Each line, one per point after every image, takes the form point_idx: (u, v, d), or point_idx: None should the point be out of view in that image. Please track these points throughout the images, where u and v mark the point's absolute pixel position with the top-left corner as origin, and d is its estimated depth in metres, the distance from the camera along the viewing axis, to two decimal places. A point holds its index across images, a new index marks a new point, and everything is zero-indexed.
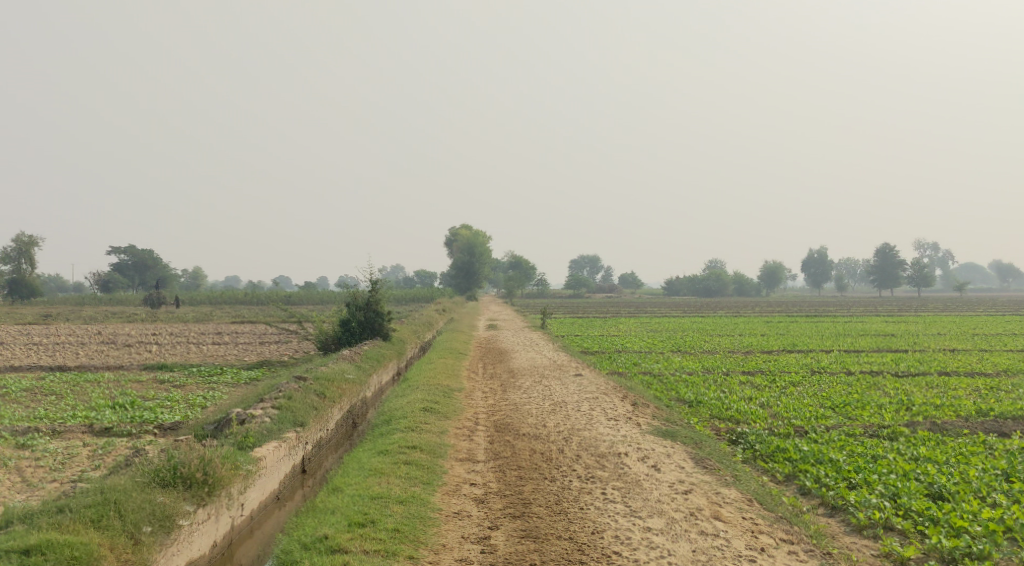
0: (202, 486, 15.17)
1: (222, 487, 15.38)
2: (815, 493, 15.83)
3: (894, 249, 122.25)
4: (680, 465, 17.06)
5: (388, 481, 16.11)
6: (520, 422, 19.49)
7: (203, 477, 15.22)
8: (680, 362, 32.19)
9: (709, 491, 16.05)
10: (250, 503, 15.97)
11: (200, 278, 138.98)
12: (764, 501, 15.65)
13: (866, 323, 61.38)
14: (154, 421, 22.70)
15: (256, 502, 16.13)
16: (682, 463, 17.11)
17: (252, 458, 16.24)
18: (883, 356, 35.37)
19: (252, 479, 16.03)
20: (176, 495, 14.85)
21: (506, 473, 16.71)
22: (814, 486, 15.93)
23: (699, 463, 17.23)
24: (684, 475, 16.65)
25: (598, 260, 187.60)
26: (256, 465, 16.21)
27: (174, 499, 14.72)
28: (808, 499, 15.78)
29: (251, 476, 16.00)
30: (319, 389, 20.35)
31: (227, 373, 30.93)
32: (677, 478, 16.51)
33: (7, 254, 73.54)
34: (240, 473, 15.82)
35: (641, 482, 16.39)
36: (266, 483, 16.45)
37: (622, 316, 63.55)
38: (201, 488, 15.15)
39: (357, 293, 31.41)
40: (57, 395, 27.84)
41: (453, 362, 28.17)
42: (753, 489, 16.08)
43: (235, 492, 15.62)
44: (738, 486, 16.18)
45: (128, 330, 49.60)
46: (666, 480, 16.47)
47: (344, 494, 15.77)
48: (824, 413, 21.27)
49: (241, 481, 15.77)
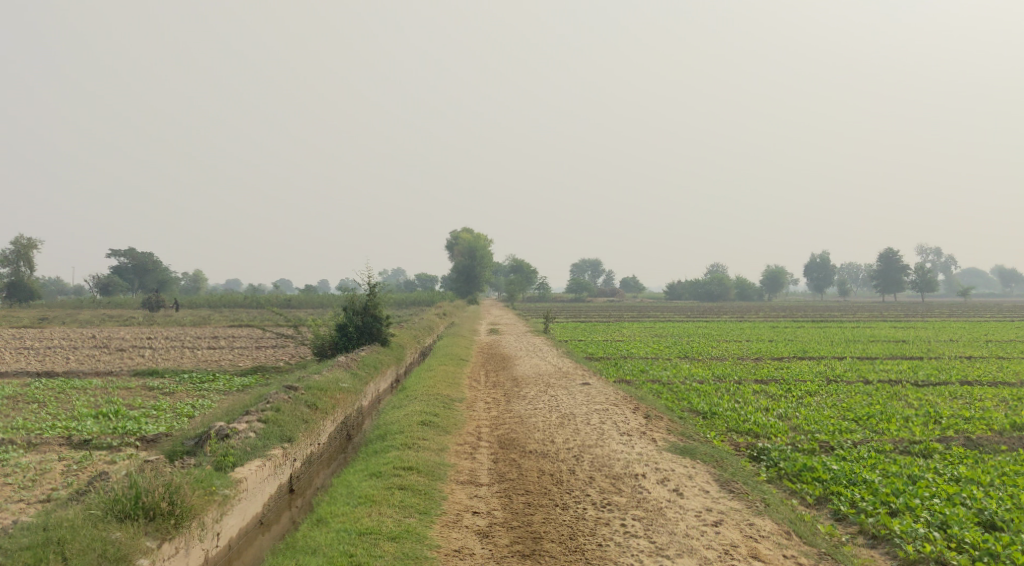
0: (169, 517, 13.92)
1: (193, 516, 14.11)
2: (853, 520, 14.60)
3: (896, 253, 120.76)
4: (704, 489, 15.76)
5: (379, 513, 14.79)
6: (527, 438, 18.16)
7: (168, 507, 13.94)
8: (688, 369, 30.92)
9: (741, 522, 14.73)
10: (228, 531, 14.68)
11: (201, 282, 137.50)
12: (801, 534, 14.36)
13: (874, 328, 59.94)
14: (137, 433, 21.42)
15: (235, 529, 14.84)
16: (705, 486, 15.84)
17: (230, 480, 14.97)
18: (900, 363, 34.02)
19: (230, 504, 14.75)
20: (136, 529, 13.64)
21: (512, 499, 15.41)
22: (851, 512, 14.68)
23: (725, 486, 15.91)
24: (711, 502, 15.34)
25: (599, 263, 186.13)
26: (234, 489, 14.95)
27: (133, 536, 13.52)
28: (846, 527, 14.54)
29: (228, 502, 14.73)
30: (310, 399, 19.07)
31: (219, 379, 29.64)
32: (703, 507, 15.20)
33: (5, 256, 72.27)
34: (215, 498, 14.55)
35: (665, 511, 15.07)
36: (247, 507, 15.15)
37: (626, 321, 62.26)
38: (167, 520, 13.90)
39: (354, 297, 30.13)
40: (40, 403, 26.59)
41: (454, 369, 26.86)
42: (785, 516, 14.78)
43: (210, 520, 14.33)
44: (768, 514, 14.88)
45: (123, 334, 48.26)
46: (691, 508, 15.16)
47: (329, 529, 14.49)
48: (849, 427, 19.93)
49: (216, 508, 14.50)
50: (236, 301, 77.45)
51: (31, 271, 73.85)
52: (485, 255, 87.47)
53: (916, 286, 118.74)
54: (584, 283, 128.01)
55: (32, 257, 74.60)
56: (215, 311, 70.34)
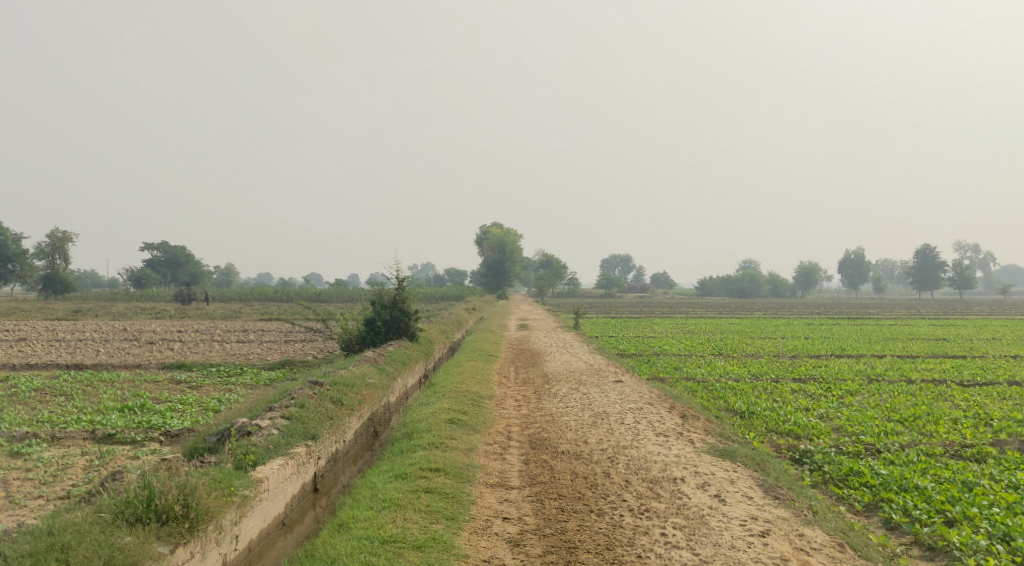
0: (182, 521, 13.52)
1: (210, 519, 13.72)
2: (906, 529, 13.94)
3: (933, 250, 118.46)
4: (747, 495, 15.06)
5: (404, 519, 14.24)
6: (559, 438, 17.54)
7: (182, 510, 13.55)
8: (723, 367, 30.09)
9: (790, 532, 14.05)
10: (247, 533, 14.27)
11: (233, 275, 138.07)
12: (854, 547, 13.69)
13: (914, 326, 58.52)
14: (162, 428, 21.04)
15: (255, 531, 14.42)
16: (748, 492, 15.13)
17: (250, 480, 14.53)
18: (944, 363, 32.96)
19: (250, 506, 14.32)
20: (148, 535, 13.26)
21: (544, 504, 14.82)
22: (904, 521, 14.03)
23: (769, 492, 15.19)
24: (756, 510, 14.63)
25: (629, 259, 184.70)
26: (254, 489, 14.51)
27: (144, 541, 13.13)
28: (899, 537, 13.89)
29: (248, 503, 14.30)
30: (336, 396, 18.57)
31: (246, 373, 29.30)
32: (748, 515, 14.50)
33: (41, 249, 72.74)
34: (234, 500, 14.13)
35: (707, 519, 14.41)
36: (268, 508, 14.71)
37: (658, 318, 61.31)
38: (181, 524, 13.50)
39: (383, 291, 29.63)
40: (67, 396, 26.37)
41: (483, 366, 26.26)
42: (835, 526, 14.09)
43: (228, 522, 13.94)
44: (819, 524, 14.17)
45: (154, 327, 48.20)
46: (735, 517, 14.46)
47: (350, 536, 13.95)
48: (895, 428, 19.11)
49: (234, 510, 14.08)
50: (266, 295, 77.44)
51: (67, 264, 74.28)
52: (515, 250, 86.82)
53: (954, 283, 116.45)
54: (614, 280, 126.91)
55: (67, 250, 75.05)
56: (246, 304, 70.39)
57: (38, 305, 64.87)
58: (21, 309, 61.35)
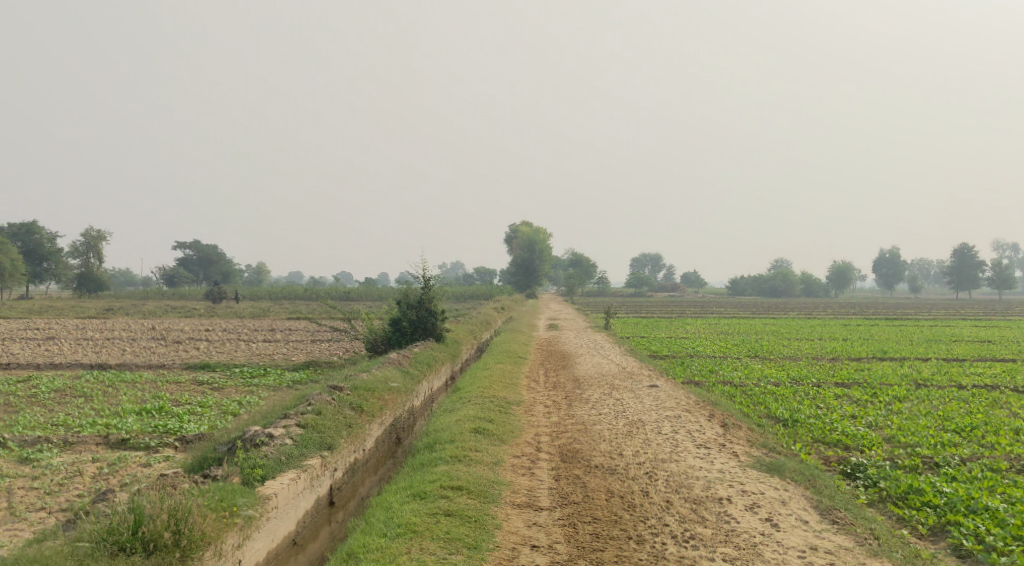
0: (173, 549, 12.68)
1: (207, 546, 12.92)
2: (981, 559, 12.93)
3: (972, 249, 115.57)
4: (801, 519, 13.96)
5: (421, 549, 13.24)
6: (592, 449, 16.49)
7: (172, 538, 12.70)
8: (762, 370, 28.83)
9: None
10: (251, 556, 13.45)
11: (265, 275, 138.06)
12: None
13: (956, 327, 56.64)
14: (178, 432, 20.20)
15: (261, 553, 13.60)
16: (803, 516, 14.02)
17: (254, 499, 13.67)
18: (992, 367, 31.57)
19: (254, 526, 13.50)
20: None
21: (578, 529, 13.77)
22: (977, 549, 13.02)
23: (827, 515, 14.08)
24: (814, 538, 13.54)
25: (660, 258, 182.76)
26: (259, 509, 13.66)
27: None
28: None
29: (251, 523, 13.47)
30: (355, 401, 17.63)
31: (270, 375, 28.46)
32: (806, 545, 13.41)
33: (75, 248, 72.78)
34: (235, 522, 13.29)
35: (760, 549, 13.34)
36: (276, 527, 13.86)
37: (689, 318, 59.91)
38: (172, 553, 12.67)
39: (409, 290, 28.68)
40: (86, 397, 25.68)
41: (512, 368, 25.21)
42: (903, 557, 13.06)
43: (230, 546, 13.16)
44: (885, 555, 13.11)
45: (183, 325, 47.69)
46: (791, 547, 13.38)
47: None
48: (953, 442, 17.92)
49: (236, 533, 13.25)
50: (296, 294, 76.96)
51: (100, 263, 74.19)
52: (545, 248, 85.60)
53: (994, 282, 113.69)
54: (645, 279, 125.11)
55: (101, 249, 75.04)
56: (276, 303, 69.85)
57: (72, 303, 64.81)
58: (54, 307, 61.22)
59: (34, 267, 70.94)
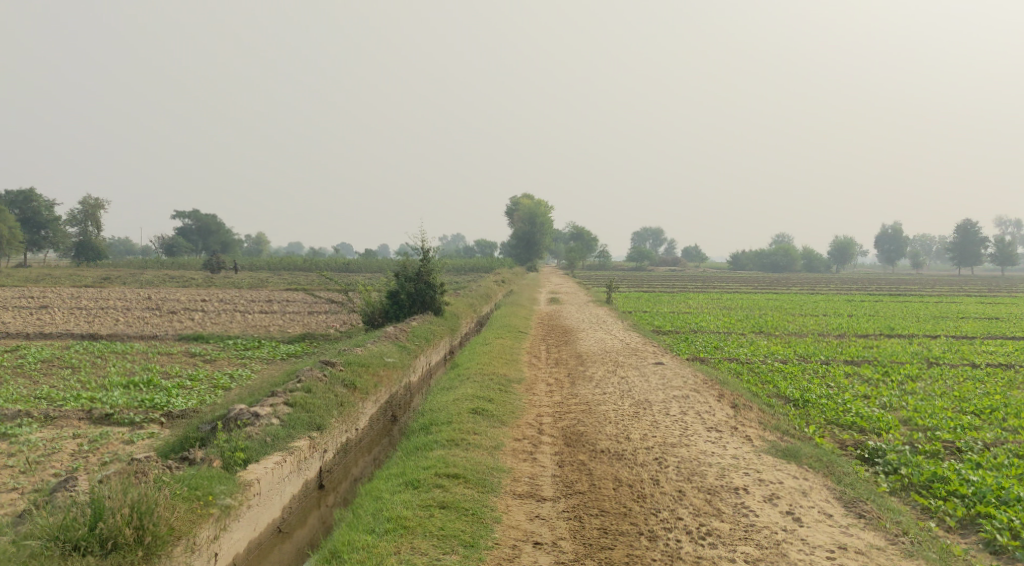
0: (134, 548, 11.91)
1: (177, 541, 12.19)
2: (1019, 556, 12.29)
3: (975, 226, 114.38)
4: (825, 514, 13.25)
5: (413, 546, 12.48)
6: (597, 433, 15.69)
7: (133, 534, 11.93)
8: (768, 347, 28.01)
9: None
10: (232, 547, 12.78)
11: (264, 245, 136.98)
12: None
13: (961, 304, 55.73)
14: (165, 407, 19.36)
15: (241, 543, 12.94)
16: (826, 509, 13.33)
17: (234, 487, 12.96)
18: (1003, 345, 30.80)
19: (233, 516, 12.79)
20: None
21: (584, 524, 13.01)
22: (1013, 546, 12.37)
23: (851, 507, 13.41)
24: (841, 535, 12.83)
25: (661, 232, 181.67)
26: (240, 496, 12.95)
27: None
28: None
29: (231, 512, 12.77)
30: (348, 377, 16.81)
31: (264, 347, 27.64)
32: (835, 544, 12.68)
33: (73, 216, 71.78)
34: (211, 513, 12.57)
35: (785, 549, 12.60)
36: (258, 515, 13.19)
37: (690, 292, 59.08)
38: (132, 551, 11.91)
39: (407, 262, 27.80)
40: (74, 369, 24.86)
41: (512, 344, 24.38)
42: (936, 555, 12.42)
43: (205, 538, 12.44)
44: (917, 555, 12.43)
45: (179, 295, 46.78)
46: (819, 546, 12.63)
47: None
48: (973, 425, 17.18)
49: (212, 524, 12.54)
50: (294, 264, 76.03)
51: (99, 231, 73.32)
52: (546, 221, 84.54)
53: (996, 259, 112.77)
54: (646, 253, 124.15)
55: (99, 217, 74.03)
56: (274, 274, 68.88)
57: (70, 272, 63.77)
58: (50, 275, 60.15)
59: (32, 235, 69.73)
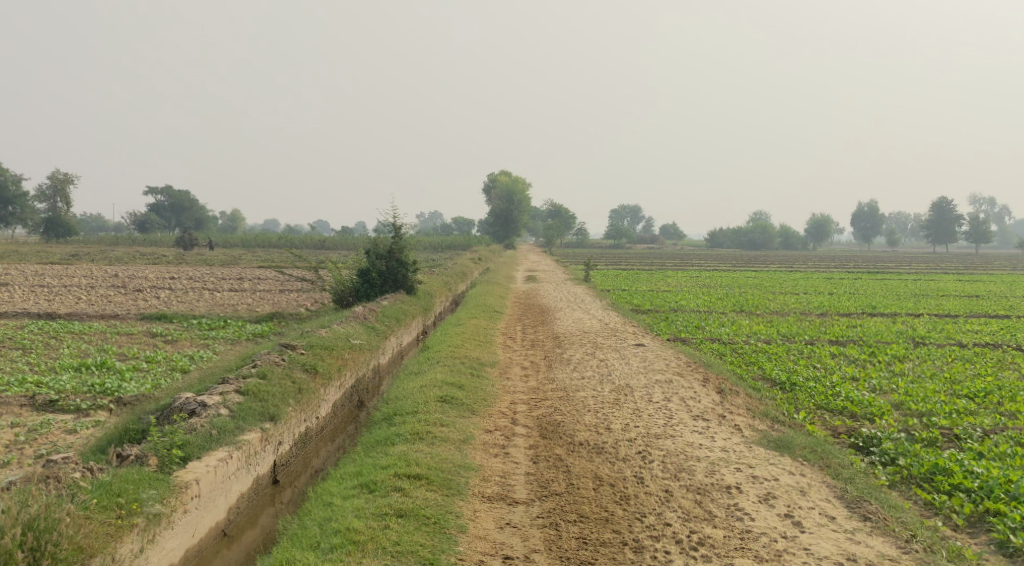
0: None
1: (90, 559, 11.08)
2: None
3: (950, 203, 114.24)
4: (825, 517, 12.36)
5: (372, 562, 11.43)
6: (575, 422, 14.72)
7: (27, 557, 10.80)
8: (751, 326, 27.12)
9: None
10: (166, 557, 11.76)
11: (239, 221, 134.95)
12: None
13: (940, 282, 55.12)
14: (116, 392, 18.10)
15: (178, 552, 11.91)
16: (828, 511, 12.46)
17: (165, 491, 11.93)
18: (988, 323, 30.05)
19: (164, 524, 11.74)
20: None
21: (560, 532, 12.02)
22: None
23: (855, 508, 12.53)
24: (848, 544, 11.91)
25: (638, 210, 180.83)
26: (175, 501, 11.92)
27: None
28: None
29: (164, 520, 11.74)
30: (309, 362, 15.71)
31: (229, 327, 26.39)
32: (842, 554, 11.76)
33: (42, 191, 69.81)
34: (135, 523, 11.50)
35: (787, 561, 11.65)
36: (198, 520, 12.17)
37: (669, 270, 58.13)
38: None
39: (378, 239, 26.61)
40: (24, 350, 23.51)
41: (486, 324, 23.32)
42: (944, 559, 11.58)
43: (127, 553, 11.37)
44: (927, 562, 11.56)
45: (147, 273, 45.18)
46: (825, 558, 11.70)
47: None
48: (970, 409, 16.33)
49: (137, 535, 11.49)
50: (269, 241, 74.42)
51: (69, 207, 71.46)
52: (523, 198, 83.28)
53: (970, 236, 112.79)
54: (624, 230, 123.26)
55: (68, 192, 72.06)
56: (248, 252, 67.24)
57: (37, 248, 61.86)
58: (16, 252, 58.16)
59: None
